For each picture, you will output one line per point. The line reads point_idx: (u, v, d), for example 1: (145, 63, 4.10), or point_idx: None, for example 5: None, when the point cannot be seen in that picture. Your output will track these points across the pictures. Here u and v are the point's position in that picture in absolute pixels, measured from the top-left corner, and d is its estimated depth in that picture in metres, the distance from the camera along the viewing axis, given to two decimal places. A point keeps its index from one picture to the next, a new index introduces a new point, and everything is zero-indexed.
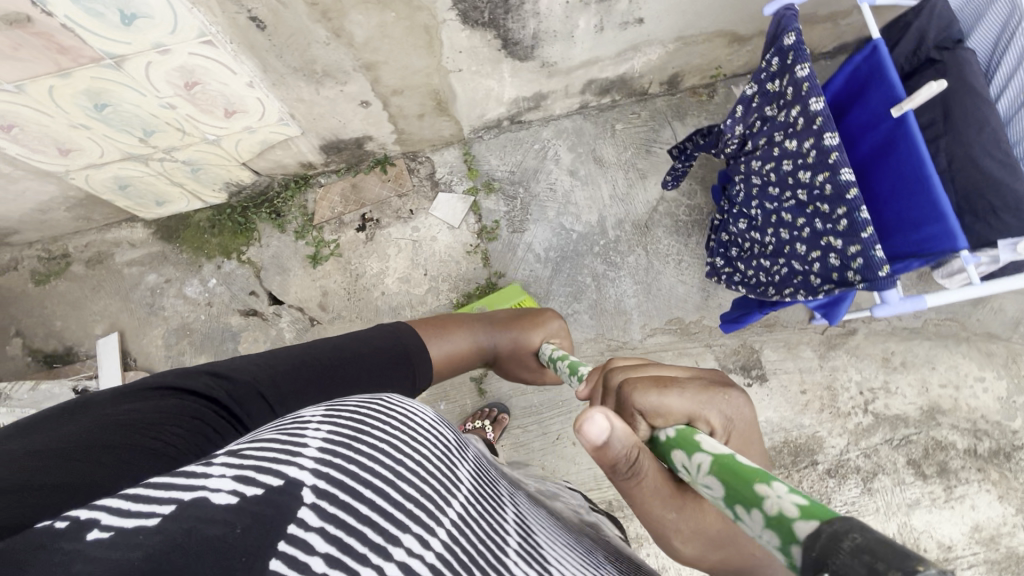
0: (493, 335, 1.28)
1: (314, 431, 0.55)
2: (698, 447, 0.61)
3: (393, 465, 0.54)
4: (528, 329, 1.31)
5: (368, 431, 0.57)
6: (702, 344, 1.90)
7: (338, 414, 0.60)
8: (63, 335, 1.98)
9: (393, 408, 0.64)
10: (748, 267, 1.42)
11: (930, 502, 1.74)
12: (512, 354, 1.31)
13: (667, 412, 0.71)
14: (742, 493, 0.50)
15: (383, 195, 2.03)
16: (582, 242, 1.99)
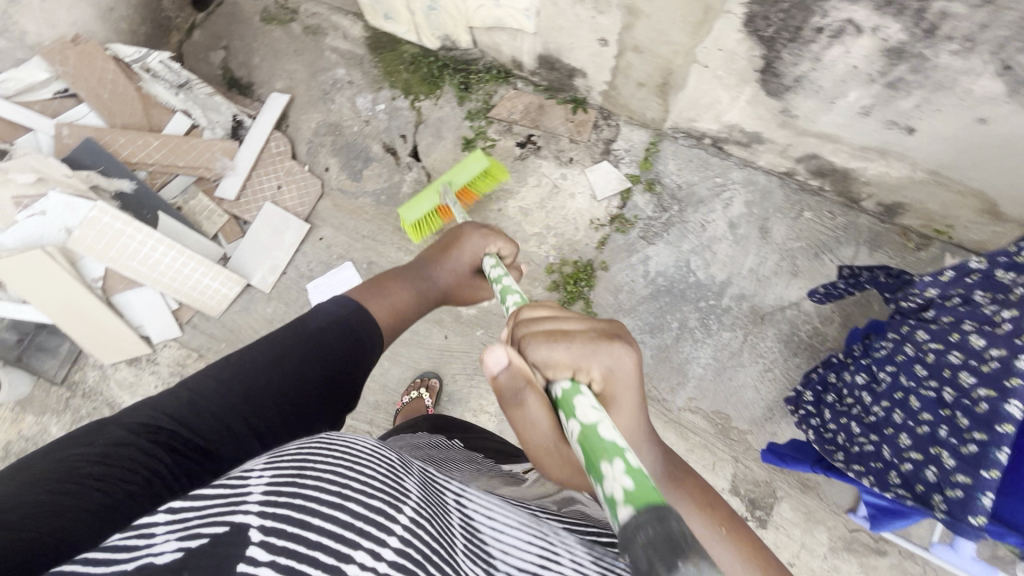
0: (440, 275, 1.41)
1: (258, 477, 0.63)
2: (574, 411, 0.78)
3: (338, 488, 0.61)
4: (450, 252, 1.41)
5: (310, 466, 0.64)
6: (731, 454, 1.78)
7: (279, 461, 0.68)
8: (253, 71, 2.19)
9: (335, 440, 0.72)
10: (834, 420, 1.31)
11: None
12: (458, 283, 1.44)
13: (555, 361, 0.85)
14: (600, 462, 0.68)
15: (558, 130, 2.01)
16: (695, 290, 1.88)
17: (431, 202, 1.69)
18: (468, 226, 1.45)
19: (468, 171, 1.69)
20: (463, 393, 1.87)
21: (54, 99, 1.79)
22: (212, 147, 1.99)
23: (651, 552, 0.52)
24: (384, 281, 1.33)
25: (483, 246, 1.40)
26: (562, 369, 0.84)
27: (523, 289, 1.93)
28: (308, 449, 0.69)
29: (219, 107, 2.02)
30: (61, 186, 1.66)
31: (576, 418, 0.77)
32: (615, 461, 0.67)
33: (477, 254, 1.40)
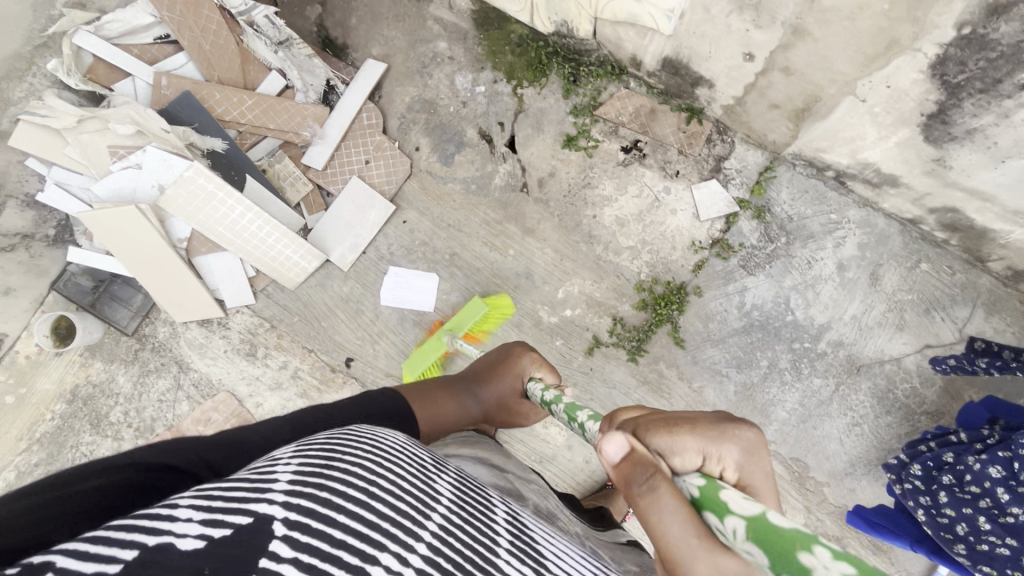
0: (484, 391, 1.37)
1: (284, 466, 0.65)
2: (726, 507, 0.61)
3: (364, 488, 0.64)
4: (500, 372, 1.38)
5: (335, 462, 0.68)
6: (803, 503, 1.72)
7: (305, 451, 0.72)
8: (348, 33, 2.06)
9: (358, 443, 0.77)
10: (950, 506, 1.27)
11: None
12: (501, 406, 1.38)
13: (682, 450, 0.70)
14: (788, 563, 0.52)
15: (668, 140, 1.88)
16: (791, 330, 1.79)
17: (433, 356, 1.74)
18: (520, 347, 1.44)
19: (467, 313, 1.77)
20: None
21: (153, 44, 1.70)
22: (305, 111, 1.89)
23: None
24: (427, 391, 1.31)
25: (529, 371, 1.38)
26: (693, 458, 0.69)
27: (609, 304, 1.85)
28: (336, 441, 0.76)
29: (314, 70, 1.91)
30: (158, 141, 1.58)
31: (735, 513, 0.59)
32: (812, 546, 0.51)
33: (533, 375, 1.37)
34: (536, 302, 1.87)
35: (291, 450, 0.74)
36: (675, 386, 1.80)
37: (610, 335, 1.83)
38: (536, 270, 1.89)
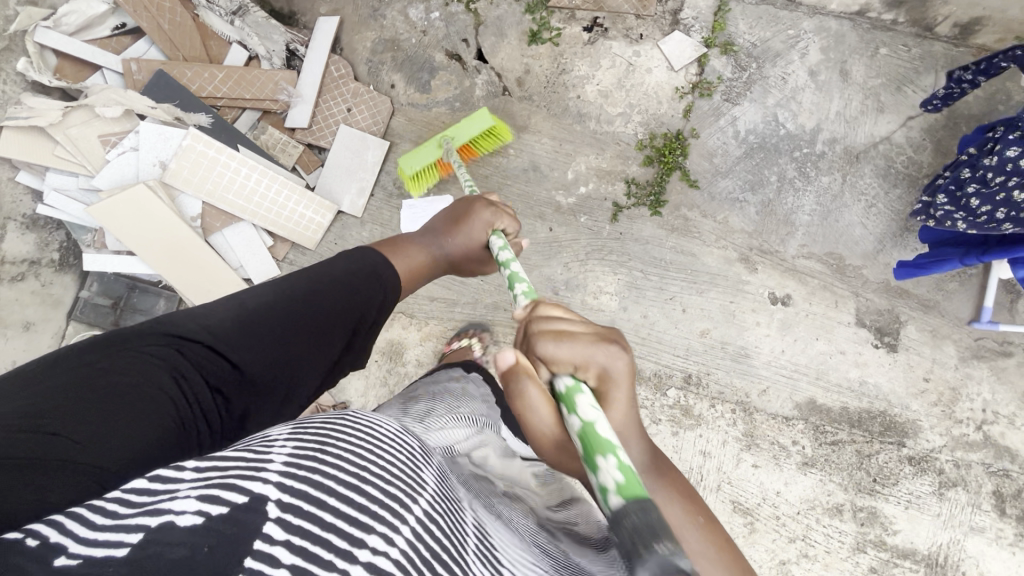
0: (448, 244, 1.26)
1: (280, 446, 0.63)
2: (574, 406, 0.71)
3: (357, 470, 0.61)
4: (458, 226, 1.26)
5: (332, 443, 0.64)
6: (850, 290, 1.81)
7: (303, 430, 0.68)
8: (292, 1, 2.08)
9: (359, 421, 0.72)
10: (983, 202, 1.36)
11: (995, 536, 1.66)
12: (469, 257, 1.29)
13: (558, 358, 0.75)
14: (592, 448, 0.66)
15: (622, 8, 1.97)
16: (788, 142, 1.89)
17: (433, 155, 1.69)
18: (485, 201, 1.29)
19: (462, 125, 1.69)
20: (579, 279, 1.87)
21: (112, 37, 1.70)
22: (275, 77, 1.90)
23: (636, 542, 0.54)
24: (393, 241, 1.22)
25: (494, 222, 1.26)
26: (567, 365, 0.75)
27: (618, 169, 1.92)
28: (334, 420, 0.70)
29: (271, 34, 1.91)
30: (150, 118, 1.62)
31: (576, 416, 0.70)
32: (607, 453, 0.64)
33: (497, 225, 1.27)
34: (551, 189, 1.93)
35: (288, 425, 0.70)
36: (702, 224, 1.87)
37: (628, 197, 1.90)
38: (542, 160, 1.94)
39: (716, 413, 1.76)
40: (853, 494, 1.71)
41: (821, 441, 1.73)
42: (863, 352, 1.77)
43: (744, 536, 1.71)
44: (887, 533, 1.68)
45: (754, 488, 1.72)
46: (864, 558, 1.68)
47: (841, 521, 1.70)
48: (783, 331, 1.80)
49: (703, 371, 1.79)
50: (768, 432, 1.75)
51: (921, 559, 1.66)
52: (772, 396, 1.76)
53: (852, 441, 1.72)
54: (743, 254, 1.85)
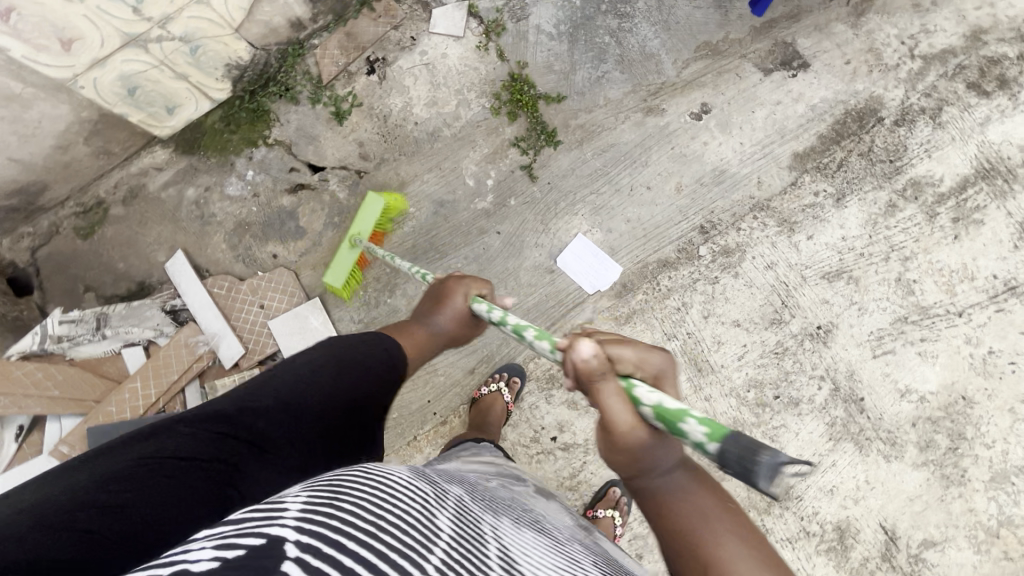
0: (434, 322, 1.16)
1: (294, 504, 0.64)
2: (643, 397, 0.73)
3: (374, 520, 0.62)
4: (437, 308, 1.17)
5: (344, 497, 0.67)
6: (737, 58, 1.89)
7: (317, 491, 0.69)
8: (131, 274, 1.97)
9: (371, 474, 0.78)
10: None
11: (1000, 114, 1.77)
12: (458, 333, 1.19)
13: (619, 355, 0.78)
14: (671, 424, 0.69)
15: (379, 34, 1.99)
16: (588, 5, 1.95)
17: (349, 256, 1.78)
18: (455, 275, 1.20)
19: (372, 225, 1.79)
20: (558, 242, 1.85)
21: (22, 443, 1.66)
22: (180, 340, 1.79)
23: (739, 451, 0.59)
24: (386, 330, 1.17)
25: (471, 286, 1.18)
26: (626, 360, 0.78)
27: (499, 143, 1.92)
28: (344, 483, 0.73)
29: (143, 312, 1.81)
30: None
31: (645, 402, 0.72)
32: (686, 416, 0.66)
33: (477, 292, 1.18)
34: (468, 204, 1.91)
35: (299, 488, 0.72)
36: (596, 118, 1.90)
37: (526, 153, 1.91)
38: (440, 193, 1.92)
39: (747, 231, 1.79)
40: (891, 186, 1.77)
41: (832, 173, 1.79)
42: (789, 87, 1.85)
43: (856, 291, 1.74)
44: (936, 186, 1.75)
45: (827, 252, 1.76)
46: (942, 217, 1.74)
47: (903, 211, 1.75)
48: (726, 130, 1.85)
49: (708, 212, 1.81)
50: (794, 206, 1.79)
51: (976, 179, 1.75)
52: (768, 179, 1.81)
53: (851, 152, 1.79)
54: (644, 108, 1.90)
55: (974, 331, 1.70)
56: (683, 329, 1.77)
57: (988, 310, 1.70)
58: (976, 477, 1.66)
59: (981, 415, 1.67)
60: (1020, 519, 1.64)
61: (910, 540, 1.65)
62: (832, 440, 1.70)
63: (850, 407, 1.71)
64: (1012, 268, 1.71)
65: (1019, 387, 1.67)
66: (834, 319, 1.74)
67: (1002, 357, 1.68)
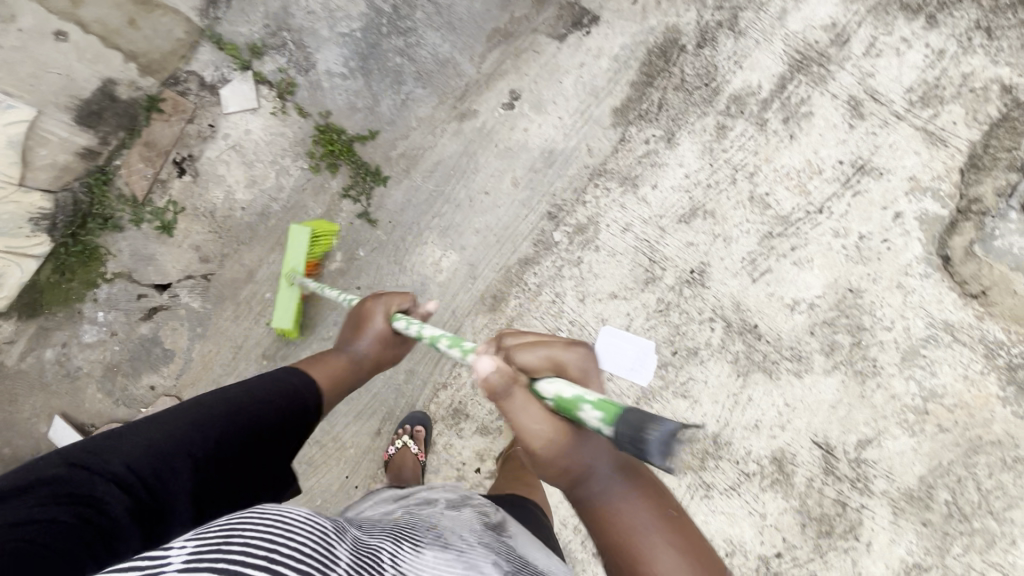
0: (358, 342, 1.21)
1: (180, 547, 0.57)
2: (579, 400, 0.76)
3: (266, 556, 0.56)
4: (360, 331, 1.21)
5: (240, 530, 0.59)
6: (529, 33, 1.83)
7: (206, 528, 0.62)
8: (20, 455, 1.90)
9: (268, 511, 0.64)
10: None
11: (794, 2, 1.72)
12: (381, 355, 1.23)
13: (534, 362, 0.88)
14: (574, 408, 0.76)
15: (177, 133, 1.90)
16: (369, 33, 1.88)
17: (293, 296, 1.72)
18: (370, 295, 1.26)
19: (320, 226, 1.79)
20: (418, 277, 1.80)
21: None
22: None
23: (639, 422, 0.66)
24: (314, 357, 1.21)
25: (389, 304, 1.22)
26: (544, 365, 0.88)
27: (330, 199, 1.86)
28: (231, 513, 0.64)
29: None
30: None
31: (547, 393, 0.80)
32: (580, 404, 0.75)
33: (496, 325, 1.05)
34: (320, 270, 1.85)
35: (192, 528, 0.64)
36: (415, 142, 1.84)
37: (360, 200, 1.84)
38: None
39: (593, 202, 1.74)
40: (714, 109, 1.72)
41: (655, 116, 1.74)
42: (587, 46, 1.80)
43: (716, 224, 1.70)
44: (757, 94, 1.71)
45: (676, 195, 1.72)
46: (772, 122, 1.70)
47: (734, 129, 1.71)
48: (541, 109, 1.80)
49: (550, 197, 1.76)
50: (629, 161, 1.74)
51: (792, 73, 1.70)
52: (596, 144, 1.76)
53: (666, 88, 1.75)
54: (457, 115, 1.84)
55: (840, 223, 1.66)
56: (564, 319, 1.73)
57: (845, 197, 1.67)
58: (888, 363, 1.63)
59: (873, 301, 1.64)
60: (942, 388, 1.61)
61: (846, 446, 1.62)
62: (740, 376, 1.66)
63: (748, 338, 1.67)
64: (855, 148, 1.67)
65: (900, 261, 1.64)
66: (704, 259, 1.70)
67: (873, 238, 1.65)
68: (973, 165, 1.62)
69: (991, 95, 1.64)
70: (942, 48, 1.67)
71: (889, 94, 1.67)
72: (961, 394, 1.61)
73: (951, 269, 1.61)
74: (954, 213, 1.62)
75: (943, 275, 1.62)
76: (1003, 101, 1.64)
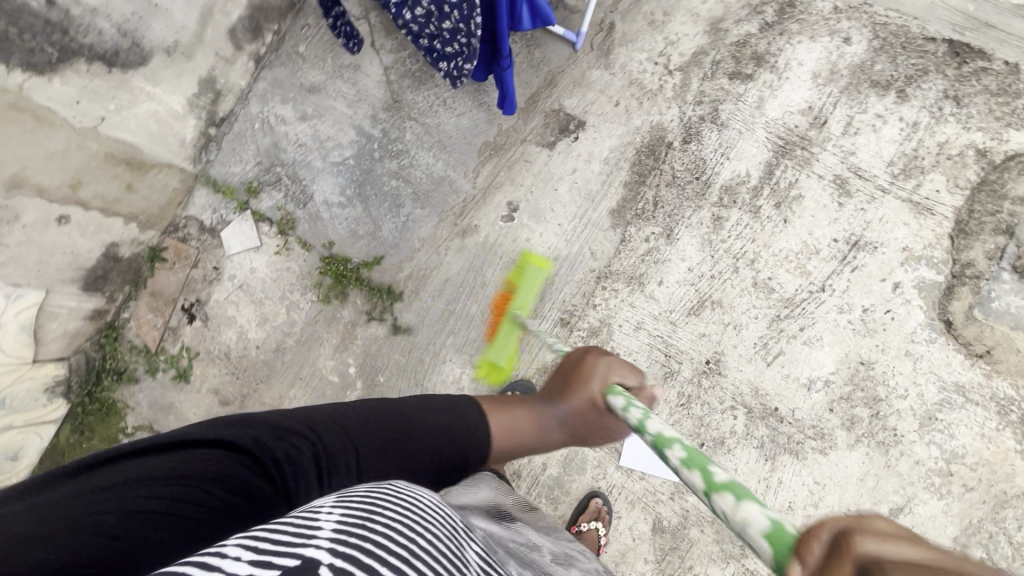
0: (560, 407, 0.99)
1: (328, 513, 0.57)
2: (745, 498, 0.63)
3: (407, 543, 0.56)
4: (583, 383, 0.97)
5: (379, 513, 0.59)
6: (519, 142, 1.88)
7: (348, 499, 0.62)
8: None
9: (399, 496, 0.66)
10: (446, 33, 1.36)
11: (769, 89, 1.79)
12: (591, 424, 0.98)
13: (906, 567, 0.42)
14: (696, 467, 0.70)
15: (182, 279, 1.92)
16: (362, 159, 1.92)
17: None
18: (592, 354, 1.02)
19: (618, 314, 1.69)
20: None
21: None
22: None
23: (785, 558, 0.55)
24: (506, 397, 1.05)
25: (613, 371, 0.98)
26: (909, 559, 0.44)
27: (344, 327, 1.88)
28: (371, 492, 0.64)
29: None
30: None
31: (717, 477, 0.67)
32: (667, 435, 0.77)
33: (617, 379, 0.98)
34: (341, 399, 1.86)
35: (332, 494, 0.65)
36: (420, 262, 1.87)
37: (373, 325, 1.86)
38: (312, 400, 1.87)
39: (603, 303, 1.79)
40: (708, 201, 1.78)
41: (651, 214, 1.79)
42: (577, 150, 1.85)
43: (725, 312, 1.75)
44: (747, 182, 1.77)
45: (682, 289, 1.76)
46: (765, 208, 1.76)
47: (729, 219, 1.77)
48: (540, 217, 1.84)
49: (561, 303, 1.80)
50: (633, 259, 1.79)
51: (777, 159, 1.77)
52: (598, 247, 1.81)
53: (659, 185, 1.80)
54: (459, 231, 1.87)
55: (843, 299, 1.72)
56: None
57: (844, 273, 1.72)
58: (908, 430, 1.68)
59: (885, 372, 1.69)
60: (962, 448, 1.66)
61: (879, 517, 1.67)
62: (768, 460, 1.70)
63: (770, 422, 1.71)
64: (847, 226, 1.73)
65: (905, 329, 1.70)
66: (718, 348, 1.74)
67: (876, 309, 1.71)
68: (961, 230, 1.69)
69: (969, 160, 1.71)
70: (916, 120, 1.74)
71: (872, 170, 1.74)
72: (981, 452, 1.66)
73: (954, 333, 1.67)
74: (950, 278, 1.69)
75: (948, 339, 1.68)
76: (980, 165, 1.71)
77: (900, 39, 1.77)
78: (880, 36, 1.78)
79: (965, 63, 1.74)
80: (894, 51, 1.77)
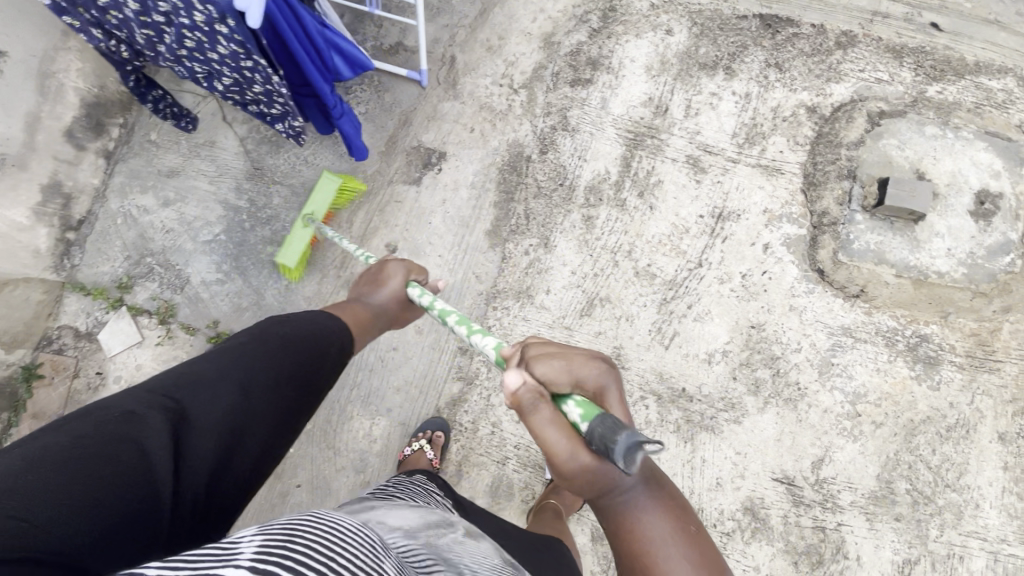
0: (376, 297, 1.23)
1: (247, 541, 0.54)
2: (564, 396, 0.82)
3: (327, 562, 0.53)
4: (385, 278, 1.27)
5: (300, 535, 0.55)
6: (386, 184, 1.89)
7: (271, 525, 0.58)
8: None
9: (323, 516, 0.62)
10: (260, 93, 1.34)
11: (610, 89, 1.88)
12: (402, 311, 1.27)
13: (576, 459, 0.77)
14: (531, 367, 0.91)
15: (64, 393, 1.80)
16: (234, 232, 1.89)
17: None
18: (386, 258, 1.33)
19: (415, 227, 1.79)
20: (354, 454, 1.76)
21: None
22: None
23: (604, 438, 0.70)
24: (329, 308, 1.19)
25: (406, 266, 1.30)
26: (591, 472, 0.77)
27: None
28: (293, 517, 0.60)
29: None
30: None
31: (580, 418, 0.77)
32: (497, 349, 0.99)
33: (414, 275, 1.29)
34: None
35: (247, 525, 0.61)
36: None
37: None
38: None
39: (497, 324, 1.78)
40: (576, 204, 1.82)
41: (526, 227, 1.82)
42: (443, 181, 1.88)
43: (615, 307, 1.77)
44: (608, 179, 1.83)
45: (569, 293, 1.78)
46: (630, 200, 1.81)
47: (599, 216, 1.81)
48: (421, 253, 1.84)
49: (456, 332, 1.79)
50: (517, 273, 1.81)
51: (631, 152, 1.84)
52: (482, 269, 1.81)
53: (527, 197, 1.84)
54: (344, 282, 1.85)
55: (721, 269, 1.77)
56: (508, 445, 1.73)
57: (716, 244, 1.78)
58: (809, 381, 1.72)
59: (775, 331, 1.74)
60: (863, 388, 1.71)
61: (804, 472, 1.68)
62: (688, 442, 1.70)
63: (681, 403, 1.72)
64: (709, 200, 1.80)
65: (784, 286, 1.75)
66: (616, 343, 1.76)
67: (754, 273, 1.76)
68: (811, 183, 1.79)
69: (802, 118, 1.82)
70: (747, 92, 1.85)
71: (719, 144, 1.83)
72: (880, 386, 1.71)
73: (828, 279, 1.74)
74: (812, 229, 1.77)
75: (824, 287, 1.74)
76: (812, 121, 1.82)
77: (716, 22, 1.89)
78: (698, 22, 1.89)
79: (778, 33, 1.87)
80: (713, 33, 1.88)
